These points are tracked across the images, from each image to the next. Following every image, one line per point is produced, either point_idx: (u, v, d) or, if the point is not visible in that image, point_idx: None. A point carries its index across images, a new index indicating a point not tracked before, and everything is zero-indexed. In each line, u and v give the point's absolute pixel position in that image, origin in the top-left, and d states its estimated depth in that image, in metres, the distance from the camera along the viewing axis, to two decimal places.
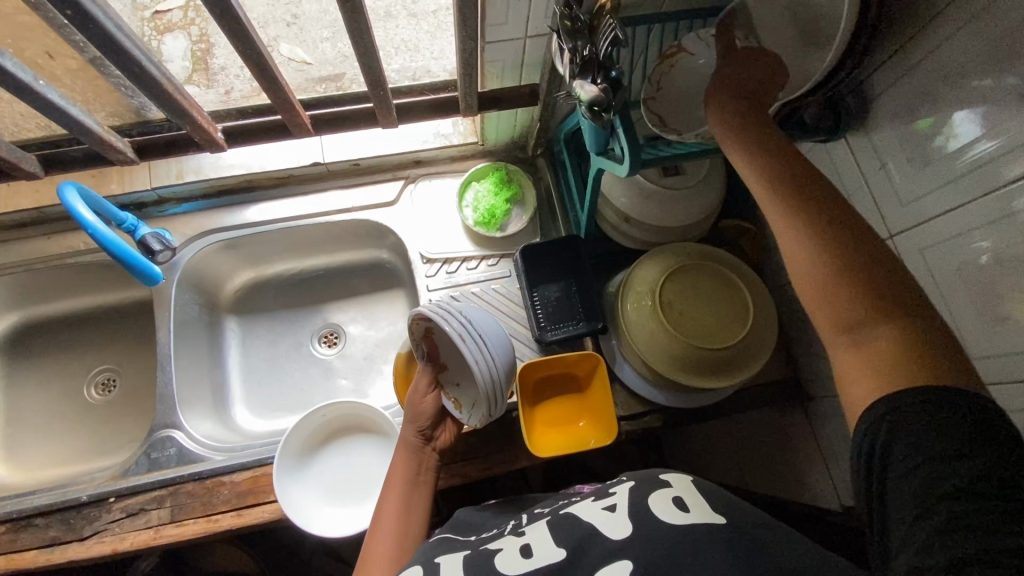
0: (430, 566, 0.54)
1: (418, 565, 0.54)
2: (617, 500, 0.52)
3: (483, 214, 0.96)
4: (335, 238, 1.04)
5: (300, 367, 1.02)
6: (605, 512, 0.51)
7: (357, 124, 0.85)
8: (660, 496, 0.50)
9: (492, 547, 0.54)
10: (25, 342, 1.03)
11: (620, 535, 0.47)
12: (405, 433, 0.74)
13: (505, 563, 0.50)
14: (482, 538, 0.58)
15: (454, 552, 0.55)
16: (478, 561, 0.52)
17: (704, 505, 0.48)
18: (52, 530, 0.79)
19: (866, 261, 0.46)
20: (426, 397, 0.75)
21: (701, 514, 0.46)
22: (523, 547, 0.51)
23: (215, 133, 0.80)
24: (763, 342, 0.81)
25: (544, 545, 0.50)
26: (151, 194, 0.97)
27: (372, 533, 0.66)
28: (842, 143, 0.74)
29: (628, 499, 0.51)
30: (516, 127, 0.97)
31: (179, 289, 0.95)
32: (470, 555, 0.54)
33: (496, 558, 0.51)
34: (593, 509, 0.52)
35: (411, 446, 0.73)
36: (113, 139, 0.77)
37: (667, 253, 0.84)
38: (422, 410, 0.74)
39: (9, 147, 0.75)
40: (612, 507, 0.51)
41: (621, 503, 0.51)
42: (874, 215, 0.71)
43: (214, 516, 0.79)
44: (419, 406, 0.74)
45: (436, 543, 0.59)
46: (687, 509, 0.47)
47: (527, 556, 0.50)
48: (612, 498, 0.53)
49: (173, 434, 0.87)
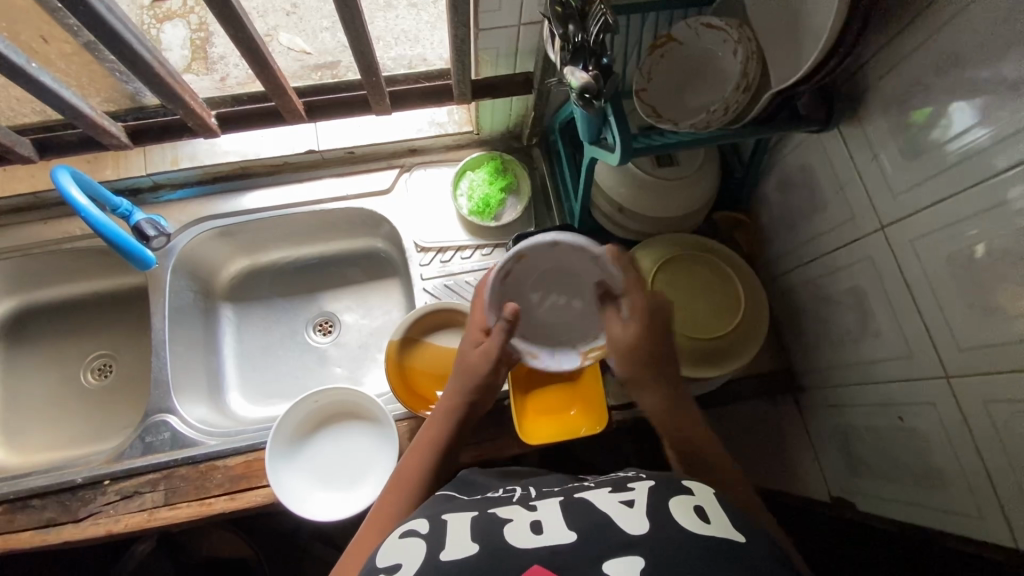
0: (435, 523, 0.53)
1: (424, 520, 0.54)
2: (635, 495, 0.52)
3: (478, 204, 0.96)
4: (331, 227, 1.05)
5: (294, 355, 1.03)
6: (621, 506, 0.51)
7: (352, 111, 0.86)
8: (680, 502, 0.50)
9: (501, 515, 0.53)
10: (23, 327, 1.03)
11: (639, 530, 0.47)
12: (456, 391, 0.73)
13: (516, 536, 0.48)
14: (488, 499, 0.57)
15: (462, 512, 0.54)
16: (486, 527, 0.50)
17: (726, 522, 0.48)
18: (47, 512, 0.80)
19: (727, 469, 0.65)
20: (496, 362, 0.73)
21: (721, 528, 0.47)
22: (533, 523, 0.50)
23: (209, 119, 0.80)
24: (756, 332, 0.81)
25: (556, 523, 0.49)
26: (146, 180, 0.97)
27: (393, 480, 0.66)
28: (835, 133, 0.73)
29: (646, 496, 0.51)
30: (511, 116, 0.97)
31: (174, 276, 0.95)
32: (477, 518, 0.53)
33: (505, 527, 0.50)
34: (609, 500, 0.52)
35: (463, 404, 0.72)
36: (107, 123, 0.77)
37: (662, 246, 0.85)
38: (489, 372, 0.73)
39: (4, 130, 0.75)
40: (630, 502, 0.51)
41: (638, 499, 0.51)
42: (866, 207, 0.71)
43: (207, 500, 0.80)
44: (466, 357, 0.74)
45: (440, 499, 0.58)
46: (707, 519, 0.48)
47: (538, 532, 0.49)
48: (631, 492, 0.52)
49: (168, 418, 0.88)
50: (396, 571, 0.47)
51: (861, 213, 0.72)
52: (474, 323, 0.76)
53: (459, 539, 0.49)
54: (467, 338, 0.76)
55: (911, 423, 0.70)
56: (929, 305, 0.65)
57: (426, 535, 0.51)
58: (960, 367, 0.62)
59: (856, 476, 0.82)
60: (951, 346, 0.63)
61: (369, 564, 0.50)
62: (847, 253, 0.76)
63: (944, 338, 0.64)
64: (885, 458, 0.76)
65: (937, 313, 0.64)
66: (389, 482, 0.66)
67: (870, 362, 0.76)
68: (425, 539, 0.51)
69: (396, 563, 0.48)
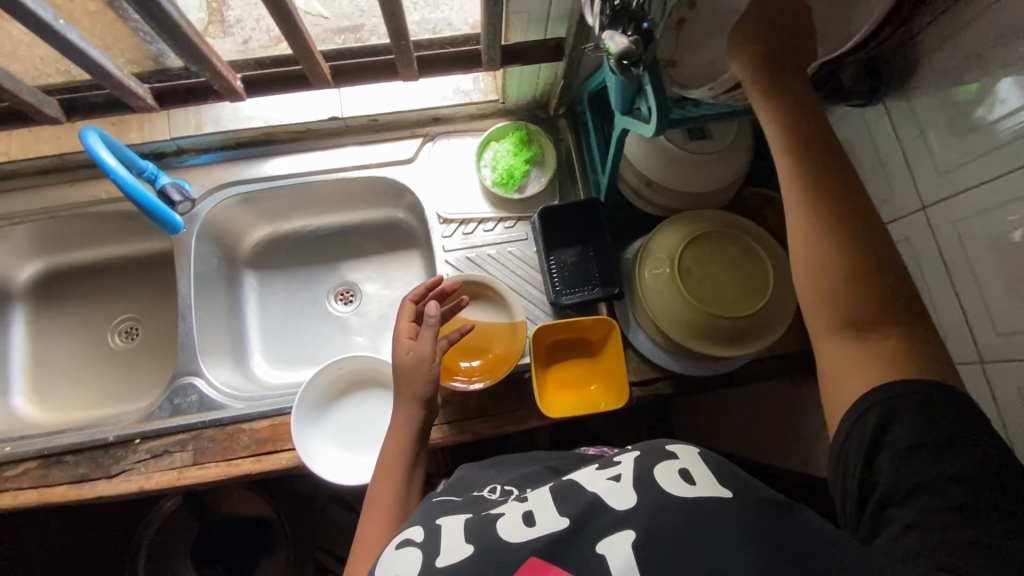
0: (431, 529, 0.54)
1: (419, 527, 0.55)
2: (622, 469, 0.51)
3: (502, 174, 0.95)
4: (353, 196, 1.04)
5: (317, 323, 1.04)
6: (609, 481, 0.50)
7: (377, 76, 0.84)
8: (665, 466, 0.49)
9: (494, 512, 0.53)
10: (51, 288, 1.05)
11: (626, 503, 0.47)
12: (405, 406, 0.72)
13: (508, 532, 0.49)
14: (483, 502, 0.57)
15: (456, 515, 0.55)
16: (480, 527, 0.51)
17: (713, 478, 0.47)
18: (80, 467, 0.83)
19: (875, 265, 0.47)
20: (431, 364, 0.72)
21: (706, 488, 0.46)
22: (526, 515, 0.50)
23: (234, 82, 0.79)
24: (782, 314, 0.80)
25: (548, 513, 0.49)
26: (171, 144, 0.96)
27: (377, 482, 0.69)
28: (880, 108, 0.70)
29: (632, 468, 0.50)
30: (538, 85, 0.94)
31: (199, 241, 0.95)
32: (472, 521, 0.53)
33: (497, 522, 0.51)
34: (597, 478, 0.51)
35: (415, 404, 0.72)
36: (133, 85, 0.77)
37: (689, 221, 0.83)
38: (430, 374, 0.72)
39: (31, 90, 0.75)
40: (617, 477, 0.50)
41: (625, 472, 0.50)
42: (908, 185, 0.69)
43: (234, 461, 0.82)
44: (398, 356, 0.73)
45: (435, 503, 0.59)
46: (692, 481, 0.47)
47: (530, 524, 0.49)
48: (618, 467, 0.52)
49: (195, 381, 0.89)
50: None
51: (901, 192, 0.70)
52: (401, 327, 0.75)
53: (453, 543, 0.49)
54: (396, 344, 0.74)
55: None
56: (967, 288, 0.63)
57: (422, 543, 0.52)
58: (996, 352, 0.61)
59: None
60: (988, 331, 0.62)
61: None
62: None
63: (980, 322, 0.63)
64: None
65: (974, 296, 0.63)
66: (371, 486, 0.69)
67: None
68: (421, 548, 0.51)
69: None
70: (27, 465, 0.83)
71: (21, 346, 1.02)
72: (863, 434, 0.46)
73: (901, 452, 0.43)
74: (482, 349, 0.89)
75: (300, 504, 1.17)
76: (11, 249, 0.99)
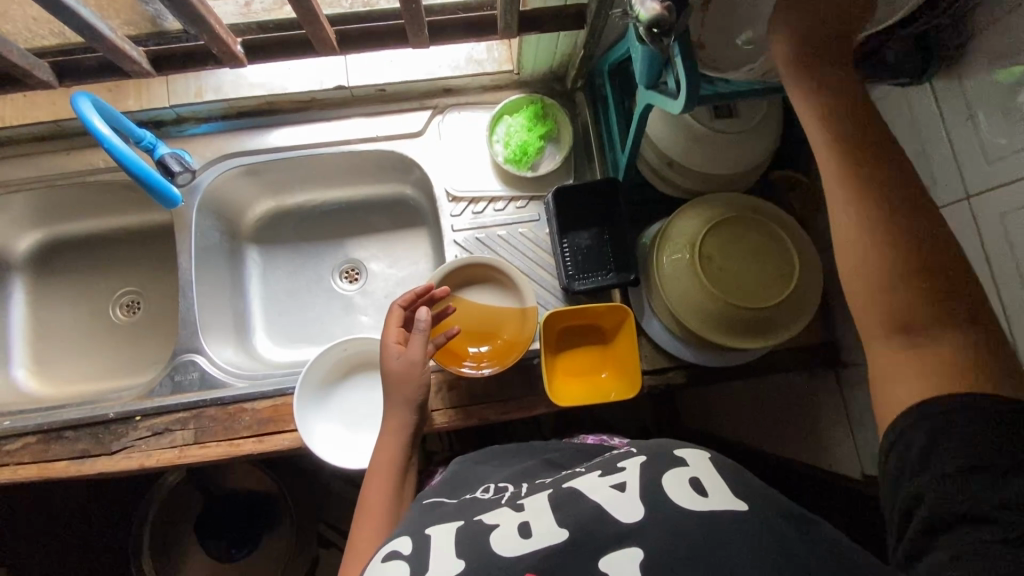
0: (418, 539, 0.50)
1: (407, 538, 0.51)
2: (626, 477, 0.48)
3: (515, 150, 0.90)
4: (359, 170, 1.00)
5: (321, 300, 1.02)
6: (613, 490, 0.47)
7: (385, 43, 0.79)
8: (676, 474, 0.47)
9: (488, 522, 0.50)
10: (50, 258, 1.03)
11: (633, 516, 0.44)
12: (399, 410, 0.70)
13: (505, 546, 0.46)
14: (477, 504, 0.55)
15: (449, 522, 0.52)
16: (472, 539, 0.48)
17: (727, 490, 0.44)
18: (80, 443, 0.82)
19: (926, 262, 0.44)
20: (423, 368, 0.71)
21: (721, 500, 0.43)
22: (521, 526, 0.47)
23: (235, 46, 0.74)
24: (806, 304, 0.76)
25: (544, 522, 0.47)
26: (170, 112, 0.92)
27: (367, 491, 0.66)
28: (926, 88, 0.65)
29: (638, 475, 0.48)
30: (556, 55, 0.88)
31: (199, 215, 0.92)
32: (463, 530, 0.50)
33: (491, 536, 0.47)
34: (600, 486, 0.48)
35: (406, 411, 0.70)
36: (129, 49, 0.72)
37: (710, 204, 0.79)
38: (421, 380, 0.71)
39: (20, 52, 0.71)
40: (621, 485, 0.47)
41: (629, 479, 0.48)
42: (951, 172, 0.64)
43: (236, 441, 0.81)
44: (389, 360, 0.71)
45: (426, 509, 0.57)
46: (704, 492, 0.44)
47: (526, 536, 0.46)
48: (620, 475, 0.49)
49: (196, 358, 0.87)
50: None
51: (944, 179, 0.65)
52: (388, 336, 0.73)
53: (444, 558, 0.46)
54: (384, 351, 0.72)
55: None
56: (1011, 284, 0.59)
57: (410, 556, 0.48)
58: None
59: None
60: None
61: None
62: None
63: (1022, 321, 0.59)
64: None
65: (1017, 293, 0.59)
66: (360, 495, 0.66)
67: None
68: (410, 561, 0.47)
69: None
70: (26, 440, 0.82)
71: (20, 317, 1.00)
72: (908, 451, 0.42)
73: (950, 471, 0.40)
74: (490, 333, 0.85)
75: (303, 480, 1.16)
76: (9, 218, 0.97)
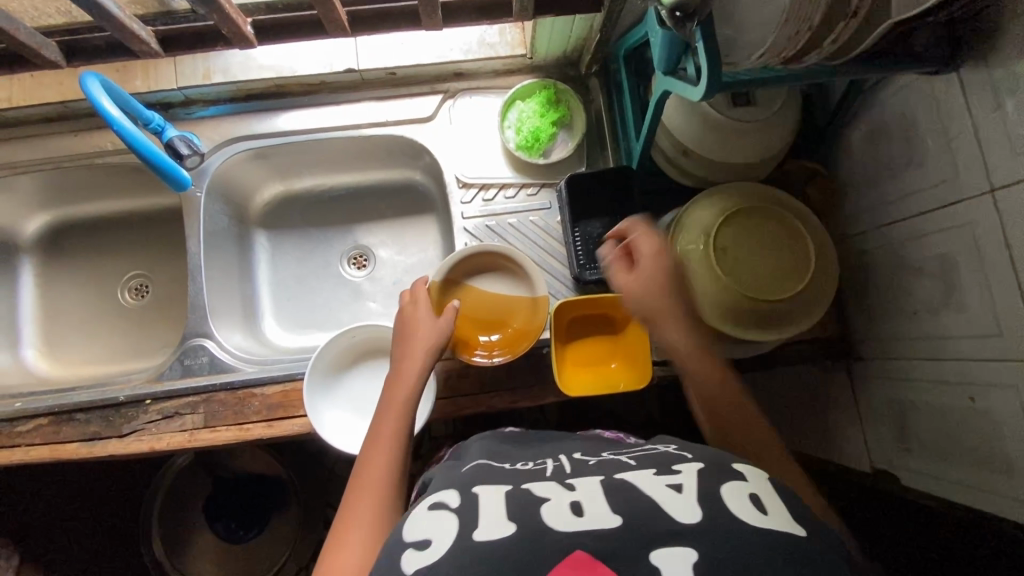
0: (467, 496, 0.52)
1: (455, 492, 0.53)
2: (683, 481, 0.49)
3: (527, 137, 0.89)
4: (368, 155, 0.99)
5: (328, 286, 1.01)
6: (669, 491, 0.48)
7: (397, 24, 0.77)
8: (734, 487, 0.48)
9: (538, 494, 0.50)
10: (58, 241, 1.02)
11: (691, 519, 0.45)
12: (410, 368, 0.70)
13: (554, 519, 0.46)
14: (519, 473, 0.56)
15: (496, 485, 0.53)
16: (522, 505, 0.49)
17: (785, 513, 0.46)
18: (92, 426, 0.82)
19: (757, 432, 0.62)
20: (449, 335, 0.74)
21: (781, 521, 0.45)
22: (573, 504, 0.48)
23: (245, 27, 0.72)
24: (821, 297, 0.75)
25: (598, 507, 0.47)
26: (177, 94, 0.91)
27: (365, 460, 0.62)
28: (952, 78, 0.63)
29: (695, 480, 0.49)
30: (571, 39, 0.86)
31: (208, 198, 0.92)
32: (512, 492, 0.51)
33: (543, 508, 0.48)
34: (656, 484, 0.49)
35: (411, 388, 0.69)
36: (136, 27, 0.71)
37: (726, 193, 0.78)
38: (432, 350, 0.72)
39: (28, 30, 0.70)
40: (678, 487, 0.49)
41: (686, 484, 0.49)
42: (975, 163, 0.62)
43: (245, 426, 0.81)
44: (420, 318, 0.74)
45: (470, 468, 0.58)
46: (763, 510, 0.46)
47: (577, 514, 0.47)
48: (677, 478, 0.50)
49: (205, 343, 0.87)
50: (428, 548, 0.46)
51: (968, 171, 0.63)
52: (415, 295, 0.77)
53: (495, 517, 0.47)
54: (405, 312, 0.75)
55: (984, 404, 0.66)
56: None
57: (457, 509, 0.50)
58: None
59: (906, 452, 0.79)
60: None
61: (397, 535, 0.49)
62: (937, 218, 0.69)
63: None
64: (942, 436, 0.72)
65: None
66: (358, 462, 0.62)
67: (943, 337, 0.70)
68: (457, 515, 0.49)
69: (425, 537, 0.47)
70: (38, 421, 0.83)
71: (29, 299, 1.00)
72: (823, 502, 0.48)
73: None
74: (502, 323, 0.85)
75: (310, 465, 1.17)
76: (16, 200, 0.96)
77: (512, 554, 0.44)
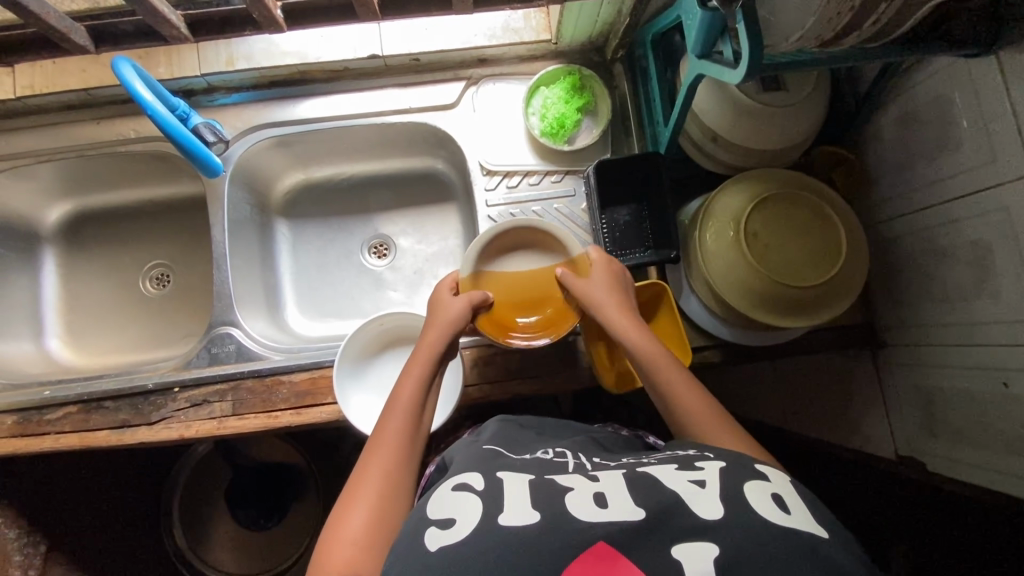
0: (491, 480, 0.53)
1: (479, 476, 0.54)
2: (706, 476, 0.49)
3: (552, 123, 0.88)
4: (390, 143, 0.98)
5: (349, 275, 1.01)
6: (692, 486, 0.48)
7: (426, 8, 0.76)
8: (756, 487, 0.48)
9: (562, 484, 0.51)
10: (79, 230, 1.03)
11: (713, 515, 0.44)
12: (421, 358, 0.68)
13: (580, 509, 0.47)
14: (543, 463, 0.58)
15: (519, 473, 0.54)
16: (547, 495, 0.49)
17: (808, 515, 0.46)
18: (121, 413, 0.83)
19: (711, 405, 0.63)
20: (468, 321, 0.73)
21: (803, 521, 0.45)
22: (597, 497, 0.48)
23: (275, 10, 0.72)
24: (849, 287, 0.75)
25: (621, 500, 0.47)
26: (200, 81, 0.90)
27: (378, 429, 0.63)
28: (991, 60, 0.62)
29: (717, 478, 0.49)
30: (597, 23, 0.86)
31: (232, 187, 0.91)
32: (535, 485, 0.52)
33: (567, 497, 0.49)
34: (677, 478, 0.49)
35: (431, 356, 0.69)
36: (166, 11, 0.70)
37: (756, 180, 0.77)
38: (445, 337, 0.70)
39: (57, 14, 0.69)
40: (700, 482, 0.48)
41: (709, 480, 0.48)
42: (1015, 148, 0.61)
43: (273, 413, 0.81)
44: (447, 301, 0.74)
45: (487, 455, 0.60)
46: (786, 509, 0.45)
47: (602, 506, 0.47)
48: (700, 473, 0.50)
49: (231, 331, 0.87)
50: (451, 526, 0.47)
51: (1007, 156, 0.62)
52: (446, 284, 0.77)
53: (520, 506, 0.48)
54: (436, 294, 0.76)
55: (1018, 390, 0.65)
56: None
57: (482, 493, 0.51)
58: None
59: (931, 439, 0.79)
60: None
61: (423, 512, 0.51)
62: (971, 203, 0.68)
63: None
64: (971, 421, 0.72)
65: None
66: (372, 433, 0.63)
67: (975, 323, 0.70)
68: (482, 499, 0.50)
69: (450, 517, 0.49)
70: (67, 409, 0.83)
71: (52, 289, 1.00)
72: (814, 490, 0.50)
73: None
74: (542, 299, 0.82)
75: (330, 455, 1.17)
76: (38, 188, 0.96)
77: (561, 540, 0.44)
